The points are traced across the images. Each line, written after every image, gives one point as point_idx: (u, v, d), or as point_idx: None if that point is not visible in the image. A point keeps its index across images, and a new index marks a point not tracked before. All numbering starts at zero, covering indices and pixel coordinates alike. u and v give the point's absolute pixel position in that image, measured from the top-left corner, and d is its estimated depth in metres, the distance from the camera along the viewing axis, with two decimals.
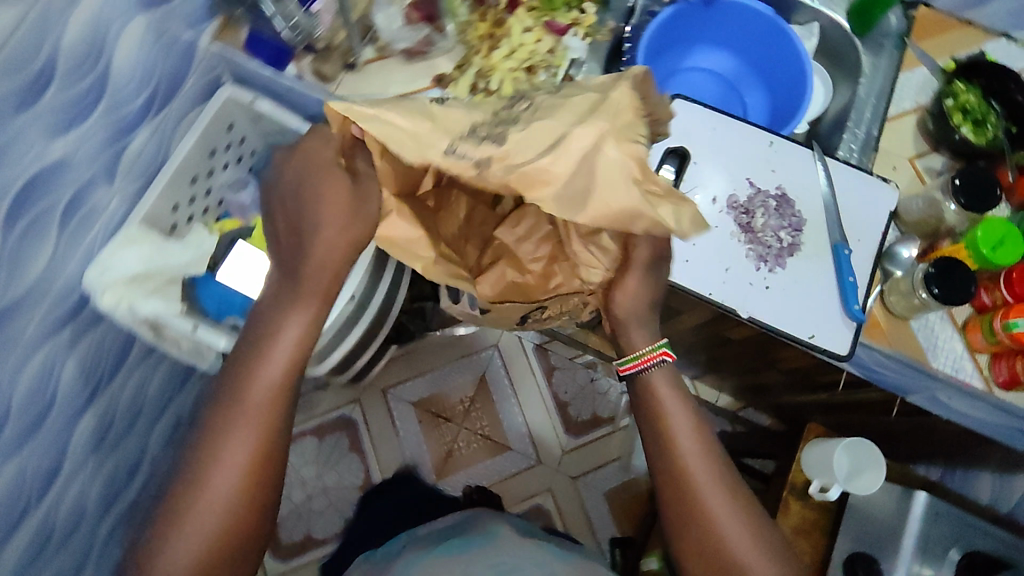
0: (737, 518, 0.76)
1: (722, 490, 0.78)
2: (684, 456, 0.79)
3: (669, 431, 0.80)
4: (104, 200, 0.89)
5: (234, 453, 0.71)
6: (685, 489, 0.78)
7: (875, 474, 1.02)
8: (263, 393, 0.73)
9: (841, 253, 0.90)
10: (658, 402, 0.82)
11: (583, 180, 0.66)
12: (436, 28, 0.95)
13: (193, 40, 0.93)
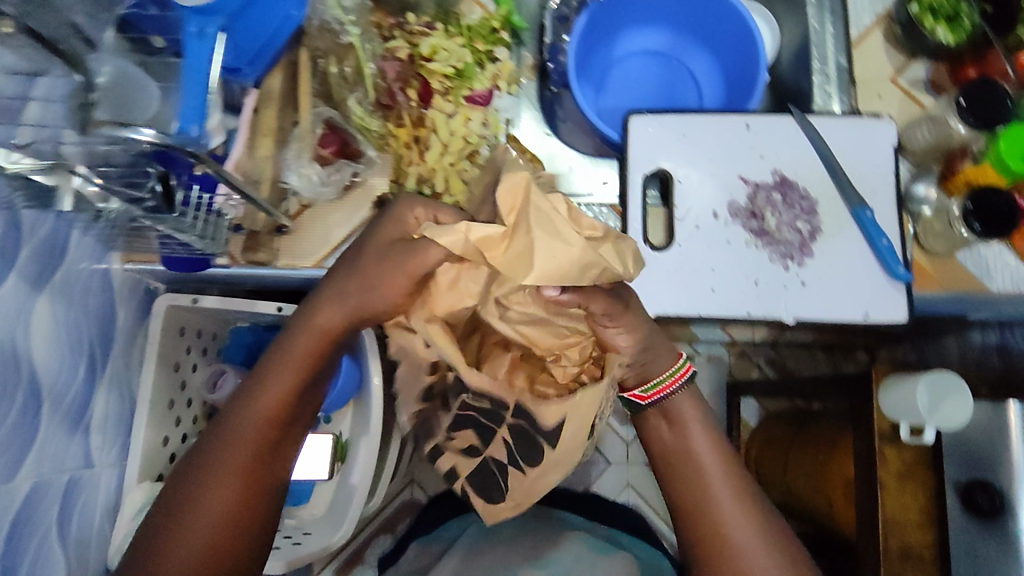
0: (768, 561, 0.64)
1: (753, 530, 0.65)
2: (711, 491, 0.67)
3: (693, 461, 0.69)
4: (93, 483, 0.81)
5: (217, 481, 0.62)
6: (710, 530, 0.66)
7: (961, 399, 0.98)
8: (269, 425, 0.65)
9: (865, 218, 0.82)
10: (685, 432, 0.70)
11: (523, 238, 0.53)
12: (354, 154, 0.84)
13: (106, 274, 0.82)
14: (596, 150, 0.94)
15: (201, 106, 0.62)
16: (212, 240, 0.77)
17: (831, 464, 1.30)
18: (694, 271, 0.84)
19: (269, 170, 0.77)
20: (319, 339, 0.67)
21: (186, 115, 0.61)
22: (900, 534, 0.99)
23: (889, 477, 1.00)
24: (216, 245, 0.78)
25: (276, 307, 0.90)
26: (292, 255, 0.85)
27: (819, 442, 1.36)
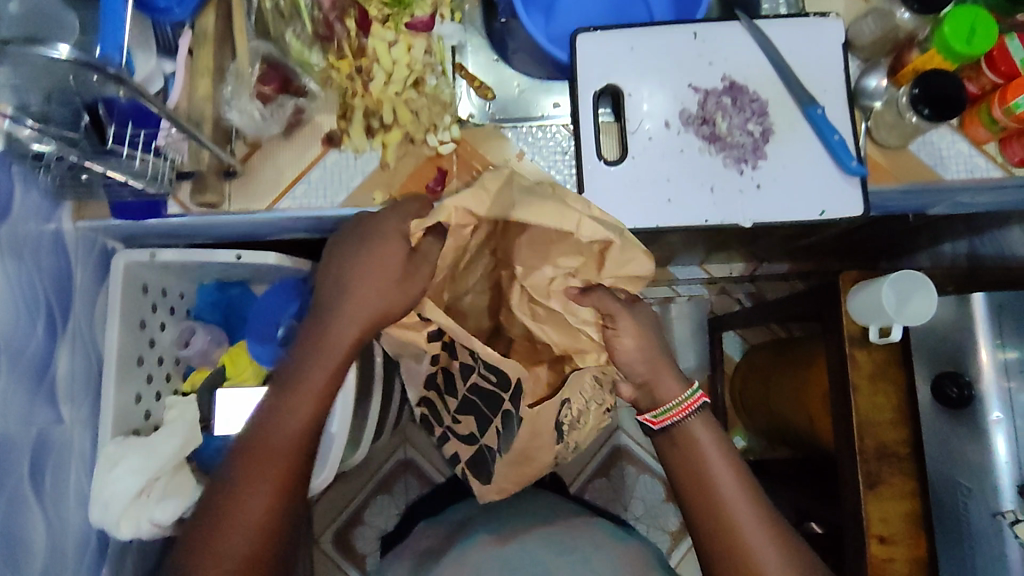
0: (780, 561, 0.71)
1: (766, 534, 0.72)
2: (726, 499, 0.73)
3: (708, 472, 0.75)
4: (65, 441, 0.81)
5: (251, 496, 0.67)
6: (727, 536, 0.72)
7: (926, 298, 0.99)
8: (301, 414, 0.71)
9: (816, 115, 0.82)
10: (695, 440, 0.76)
11: (505, 200, 0.73)
12: (297, 90, 0.83)
13: (58, 230, 0.80)
14: (545, 73, 0.91)
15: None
16: (156, 180, 0.74)
17: (810, 382, 1.32)
18: (650, 182, 0.84)
19: (208, 110, 0.77)
20: (336, 359, 0.73)
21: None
22: (874, 432, 1.04)
23: (860, 380, 1.05)
24: (161, 185, 0.75)
25: (235, 255, 0.91)
26: (245, 199, 0.84)
27: (798, 364, 1.39)
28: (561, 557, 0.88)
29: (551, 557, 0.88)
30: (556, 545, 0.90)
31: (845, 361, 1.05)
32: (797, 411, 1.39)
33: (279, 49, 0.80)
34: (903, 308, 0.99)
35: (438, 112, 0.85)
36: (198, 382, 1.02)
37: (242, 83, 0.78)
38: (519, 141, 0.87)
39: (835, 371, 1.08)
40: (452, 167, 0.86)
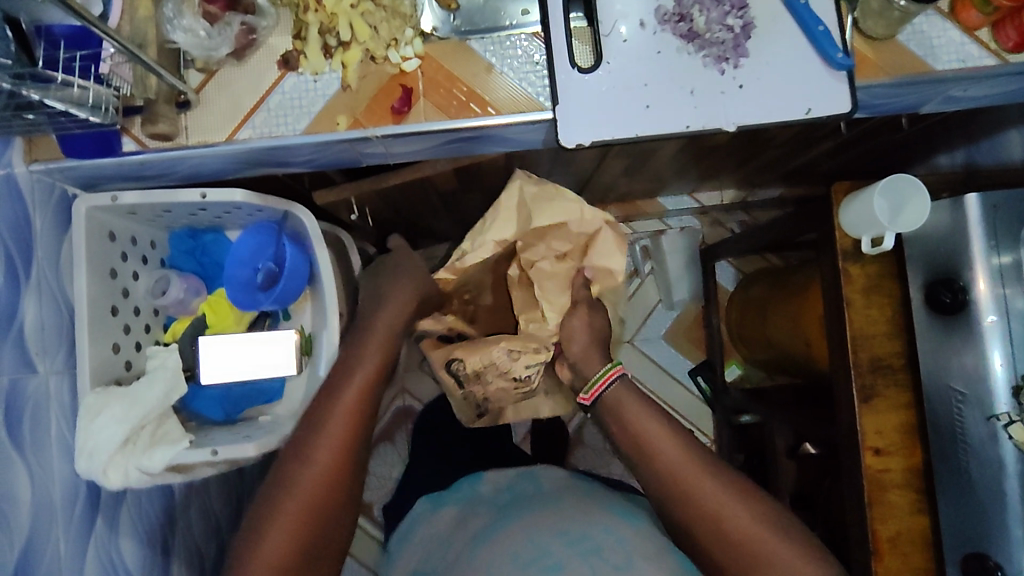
0: (743, 506, 0.77)
1: (730, 493, 0.78)
2: (684, 472, 0.80)
3: (660, 452, 0.82)
4: (41, 390, 0.79)
5: (302, 474, 0.80)
6: (698, 500, 0.78)
7: (913, 211, 0.95)
8: (354, 392, 0.86)
9: (797, 5, 0.78)
10: (639, 423, 0.84)
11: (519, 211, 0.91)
12: (245, 8, 0.77)
13: (9, 173, 0.77)
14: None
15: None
16: (99, 110, 0.69)
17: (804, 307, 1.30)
18: (626, 89, 0.80)
19: (152, 31, 0.72)
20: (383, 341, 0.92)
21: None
22: (867, 344, 1.00)
23: (855, 293, 1.01)
24: (105, 117, 0.71)
25: (200, 194, 0.86)
26: (202, 132, 0.80)
27: (793, 293, 1.37)
28: (570, 550, 0.86)
29: (562, 550, 0.86)
30: (567, 535, 0.89)
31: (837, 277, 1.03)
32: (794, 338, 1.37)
33: None
34: (898, 216, 0.96)
35: (398, 27, 0.80)
36: (179, 331, 1.00)
37: (187, 2, 0.73)
38: (486, 52, 0.83)
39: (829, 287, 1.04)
40: (417, 86, 0.82)
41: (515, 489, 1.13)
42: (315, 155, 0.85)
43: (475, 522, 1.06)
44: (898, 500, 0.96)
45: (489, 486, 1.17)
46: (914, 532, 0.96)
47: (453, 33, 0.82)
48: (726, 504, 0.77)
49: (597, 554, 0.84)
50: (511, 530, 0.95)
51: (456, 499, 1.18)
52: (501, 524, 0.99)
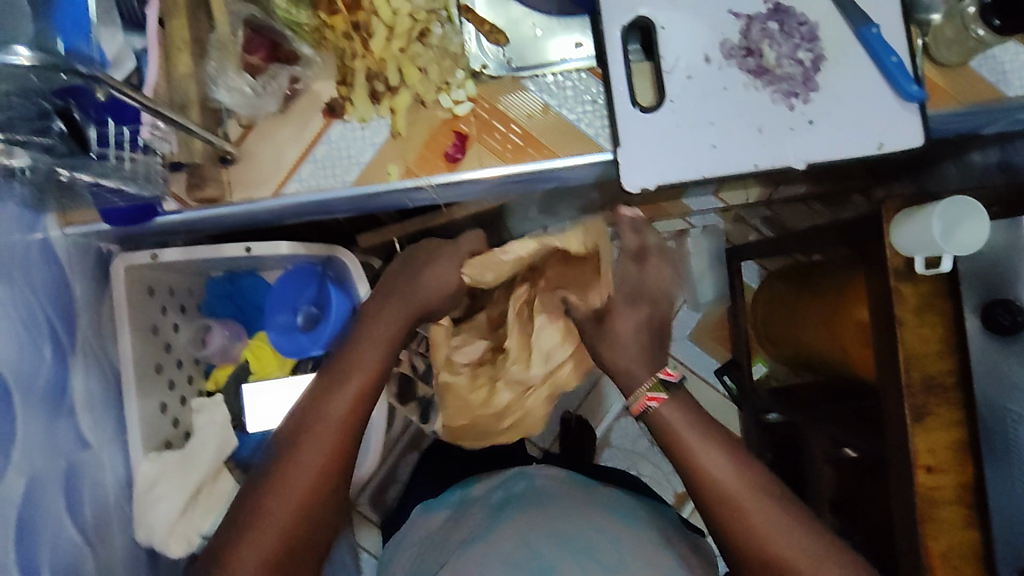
0: (830, 566, 0.62)
1: (793, 529, 0.63)
2: (751, 516, 0.64)
3: (722, 489, 0.66)
4: (95, 464, 0.77)
5: (291, 480, 0.63)
6: (759, 552, 0.63)
7: (977, 228, 0.79)
8: (380, 348, 0.74)
9: (872, 36, 0.74)
10: (703, 467, 0.67)
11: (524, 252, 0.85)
12: (287, 57, 0.73)
13: (48, 243, 0.73)
14: (555, 7, 0.80)
15: (84, 21, 0.50)
16: (147, 183, 0.67)
17: (842, 313, 1.22)
18: (691, 127, 0.77)
19: (194, 89, 0.68)
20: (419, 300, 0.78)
21: (66, 32, 0.49)
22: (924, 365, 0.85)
23: (906, 313, 0.85)
24: (154, 187, 0.68)
25: (245, 246, 0.83)
26: (245, 186, 0.76)
27: (829, 292, 1.28)
28: (568, 551, 0.77)
29: (561, 554, 0.76)
30: (563, 535, 0.80)
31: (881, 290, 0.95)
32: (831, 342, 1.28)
33: (262, 10, 0.70)
34: (952, 236, 0.79)
35: (449, 68, 0.76)
36: (222, 379, 0.98)
37: (227, 55, 0.70)
38: (541, 92, 0.79)
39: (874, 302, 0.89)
40: (470, 130, 0.77)
41: (506, 485, 0.97)
42: (362, 203, 0.81)
43: (467, 525, 0.91)
44: (948, 517, 0.83)
45: (480, 486, 1.00)
46: (962, 549, 0.83)
47: (505, 70, 0.79)
48: (803, 560, 0.62)
49: (590, 555, 0.76)
50: (502, 532, 0.83)
51: (444, 502, 1.02)
52: (496, 522, 0.87)
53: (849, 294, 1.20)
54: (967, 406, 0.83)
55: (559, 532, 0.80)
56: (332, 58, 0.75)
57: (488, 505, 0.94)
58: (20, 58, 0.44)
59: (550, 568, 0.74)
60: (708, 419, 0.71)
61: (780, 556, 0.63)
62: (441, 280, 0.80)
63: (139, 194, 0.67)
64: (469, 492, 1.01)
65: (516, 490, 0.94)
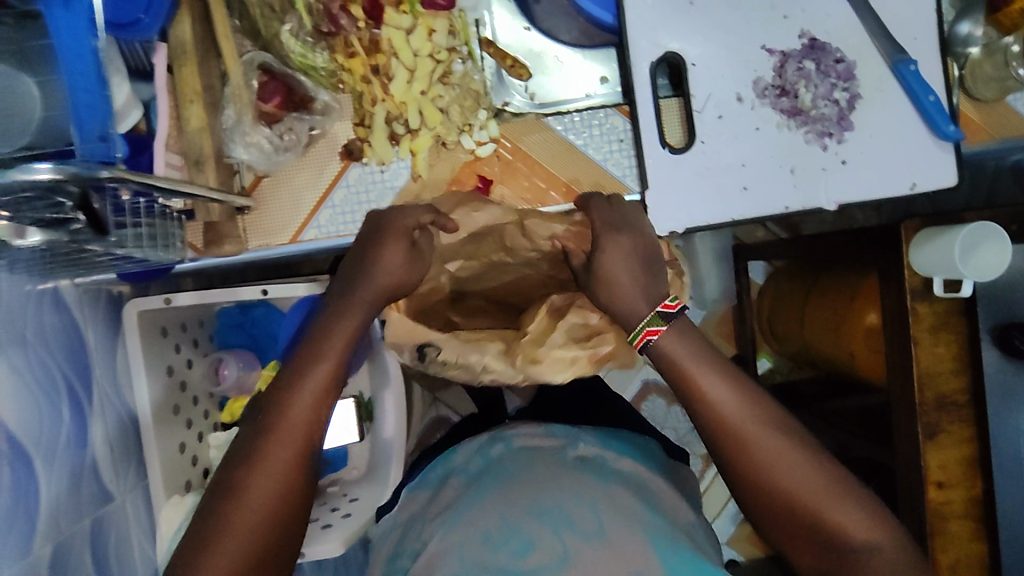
0: (796, 460, 0.55)
1: (790, 452, 0.55)
2: (754, 451, 0.56)
3: (719, 418, 0.57)
4: (120, 516, 0.76)
5: (277, 451, 0.59)
6: (774, 499, 0.56)
7: (999, 254, 0.78)
8: (370, 295, 0.66)
9: (909, 73, 0.71)
10: (703, 393, 0.58)
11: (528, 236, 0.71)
12: (303, 101, 0.70)
13: (60, 299, 0.71)
14: (581, 35, 0.76)
15: (99, 112, 0.45)
16: (168, 246, 0.64)
17: (850, 321, 1.09)
18: (721, 169, 0.75)
19: (209, 143, 0.65)
20: (395, 267, 0.67)
21: (84, 133, 0.45)
22: (934, 383, 0.85)
23: (921, 333, 0.85)
24: (175, 251, 0.66)
25: (261, 289, 0.80)
26: (262, 234, 0.73)
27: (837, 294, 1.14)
28: (541, 522, 0.63)
29: (537, 524, 0.63)
30: (538, 507, 0.65)
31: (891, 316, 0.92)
32: (836, 348, 1.16)
33: (278, 56, 0.68)
34: (972, 259, 0.79)
35: (472, 108, 0.73)
36: (238, 411, 0.92)
37: (241, 105, 0.66)
38: (566, 131, 0.76)
39: (888, 319, 0.89)
40: (494, 172, 0.75)
41: (484, 453, 0.83)
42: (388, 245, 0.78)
43: (447, 497, 0.77)
44: (958, 530, 0.84)
45: (462, 455, 0.85)
46: (971, 564, 0.84)
47: (530, 107, 0.76)
48: (806, 485, 0.54)
49: (571, 525, 0.62)
50: (479, 507, 0.68)
51: (425, 482, 0.85)
52: (476, 494, 0.72)
53: (860, 299, 1.08)
54: (979, 425, 0.84)
55: (525, 503, 0.66)
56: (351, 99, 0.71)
57: (462, 479, 0.80)
58: (42, 175, 0.41)
59: (531, 547, 0.60)
60: (717, 354, 0.60)
61: (788, 493, 0.55)
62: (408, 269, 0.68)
63: (159, 260, 0.64)
64: (453, 462, 0.85)
65: (491, 461, 0.80)
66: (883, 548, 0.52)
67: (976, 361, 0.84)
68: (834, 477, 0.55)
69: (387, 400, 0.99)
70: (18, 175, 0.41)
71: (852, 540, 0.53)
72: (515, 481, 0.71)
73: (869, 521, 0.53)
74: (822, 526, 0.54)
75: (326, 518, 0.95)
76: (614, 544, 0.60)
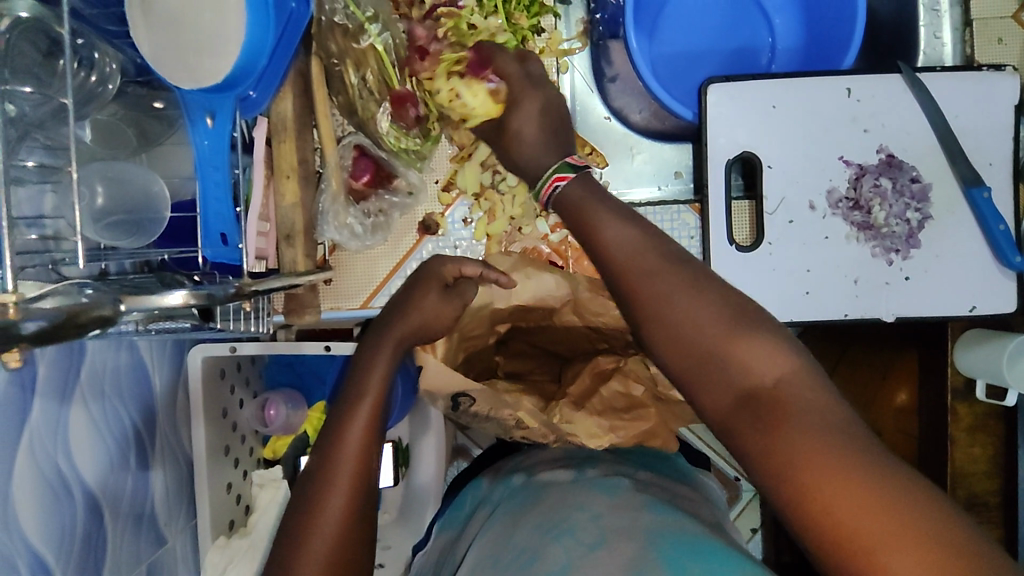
0: (694, 298, 0.46)
1: (685, 288, 0.47)
2: (640, 287, 0.48)
3: (612, 258, 0.50)
4: (167, 557, 0.79)
5: (332, 490, 0.54)
6: (649, 308, 0.47)
7: None
8: (412, 321, 0.64)
9: (982, 200, 0.73)
10: (597, 233, 0.52)
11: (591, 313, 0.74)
12: (388, 177, 0.73)
13: (134, 348, 0.73)
14: (650, 115, 0.82)
15: (227, 220, 0.51)
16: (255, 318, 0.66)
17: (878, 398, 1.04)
18: (786, 272, 0.76)
19: (301, 219, 0.67)
20: (435, 295, 0.66)
21: (208, 234, 0.50)
22: (967, 483, 0.88)
23: (959, 432, 0.87)
24: (262, 322, 0.67)
25: (324, 345, 0.83)
26: (333, 296, 0.75)
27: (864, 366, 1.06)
28: (548, 539, 0.59)
29: (542, 542, 0.60)
30: (544, 526, 0.62)
31: (930, 408, 0.94)
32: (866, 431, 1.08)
33: (370, 137, 0.70)
34: (1018, 365, 0.79)
35: None
36: (280, 449, 0.96)
37: (335, 188, 0.69)
38: None
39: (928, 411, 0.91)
40: (564, 260, 0.77)
41: (507, 483, 0.79)
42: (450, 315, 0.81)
43: (472, 532, 0.74)
44: None
45: (487, 484, 0.83)
46: None
47: None
48: (698, 315, 0.45)
49: (573, 535, 0.59)
50: (490, 537, 0.67)
51: (452, 519, 0.83)
52: (489, 524, 0.70)
53: (893, 375, 1.02)
54: (1007, 528, 0.87)
55: (534, 527, 0.63)
56: (437, 185, 0.75)
57: (488, 511, 0.76)
58: (175, 298, 0.41)
59: (534, 560, 0.58)
60: (620, 202, 0.54)
61: (683, 327, 0.45)
62: (439, 315, 0.66)
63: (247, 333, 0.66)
64: (481, 492, 0.82)
65: (514, 489, 0.75)
66: (793, 380, 0.41)
67: (1010, 467, 0.87)
68: (731, 302, 0.46)
69: (425, 442, 1.01)
70: (156, 299, 0.40)
71: (764, 385, 0.42)
72: (527, 509, 0.68)
73: (778, 356, 0.42)
74: (727, 362, 0.43)
75: None
76: (612, 547, 0.56)
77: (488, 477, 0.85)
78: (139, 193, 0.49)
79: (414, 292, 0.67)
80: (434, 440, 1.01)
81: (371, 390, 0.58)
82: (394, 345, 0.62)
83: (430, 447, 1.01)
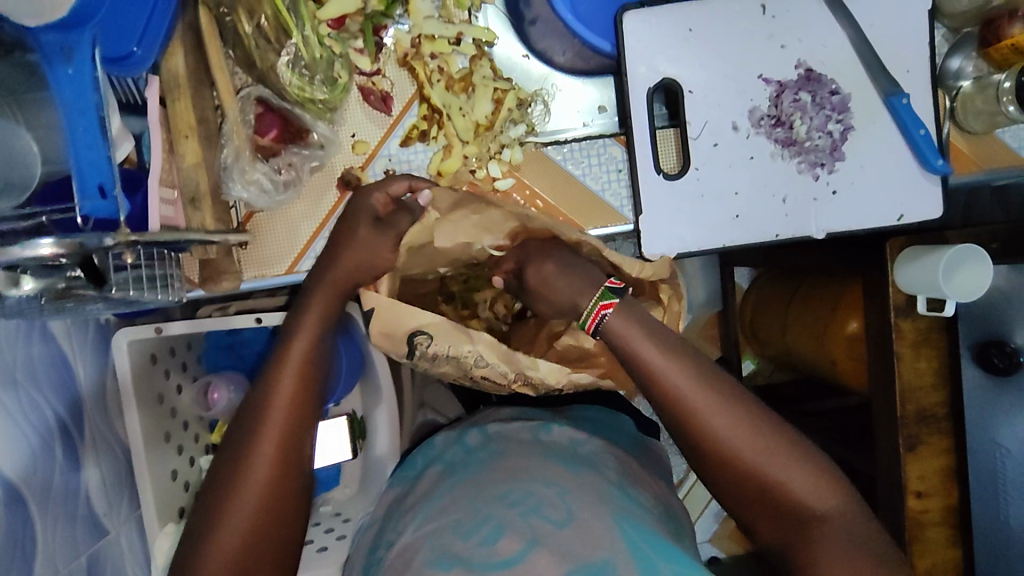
0: (739, 425, 0.57)
1: (738, 420, 0.57)
2: (697, 417, 0.57)
3: (668, 388, 0.58)
4: (110, 551, 0.77)
5: (259, 444, 0.57)
6: (710, 443, 0.57)
7: (981, 267, 0.81)
8: (341, 273, 0.64)
9: (902, 107, 0.73)
10: (651, 369, 0.58)
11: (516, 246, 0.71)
12: (302, 133, 0.70)
13: (51, 338, 0.70)
14: (574, 56, 0.75)
15: (102, 170, 0.48)
16: (167, 290, 0.63)
17: (832, 326, 1.03)
18: (714, 197, 0.75)
19: (206, 180, 0.65)
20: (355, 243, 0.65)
21: (84, 185, 0.47)
22: (915, 397, 0.89)
23: (905, 348, 0.88)
24: (173, 293, 0.64)
25: (255, 318, 0.81)
26: (256, 262, 0.72)
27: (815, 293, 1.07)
28: (514, 512, 0.59)
29: (502, 510, 0.60)
30: (507, 494, 0.61)
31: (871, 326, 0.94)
32: (814, 351, 1.10)
33: (272, 88, 0.67)
34: (954, 277, 0.80)
35: (484, 142, 0.74)
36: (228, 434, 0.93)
37: (239, 144, 0.67)
38: (565, 160, 0.77)
39: (873, 328, 0.92)
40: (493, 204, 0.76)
41: (462, 441, 0.78)
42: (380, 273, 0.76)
43: (424, 487, 0.73)
44: (935, 539, 0.89)
45: (440, 443, 0.81)
46: (946, 565, 0.90)
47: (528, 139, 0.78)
48: (749, 447, 0.57)
49: (540, 512, 0.59)
50: (447, 500, 0.65)
51: (402, 477, 0.81)
52: (447, 487, 0.68)
53: (843, 305, 1.02)
54: (956, 436, 0.89)
55: (496, 491, 0.62)
56: (352, 137, 0.73)
57: (440, 469, 0.75)
58: (45, 249, 0.42)
59: (500, 532, 0.57)
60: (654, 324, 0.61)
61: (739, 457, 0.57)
62: (374, 251, 0.65)
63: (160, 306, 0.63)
64: (434, 450, 0.81)
65: (471, 450, 0.75)
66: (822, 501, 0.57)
67: (953, 376, 0.87)
68: (772, 433, 0.58)
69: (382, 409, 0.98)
70: (22, 250, 0.41)
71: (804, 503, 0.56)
72: (485, 471, 0.67)
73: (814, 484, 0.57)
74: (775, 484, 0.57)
75: (322, 540, 0.92)
76: (583, 525, 0.58)
77: (442, 434, 0.84)
78: (2, 151, 0.46)
79: (340, 238, 0.66)
80: (389, 409, 0.98)
81: (291, 363, 0.60)
82: (326, 294, 0.64)
83: (386, 413, 0.98)
